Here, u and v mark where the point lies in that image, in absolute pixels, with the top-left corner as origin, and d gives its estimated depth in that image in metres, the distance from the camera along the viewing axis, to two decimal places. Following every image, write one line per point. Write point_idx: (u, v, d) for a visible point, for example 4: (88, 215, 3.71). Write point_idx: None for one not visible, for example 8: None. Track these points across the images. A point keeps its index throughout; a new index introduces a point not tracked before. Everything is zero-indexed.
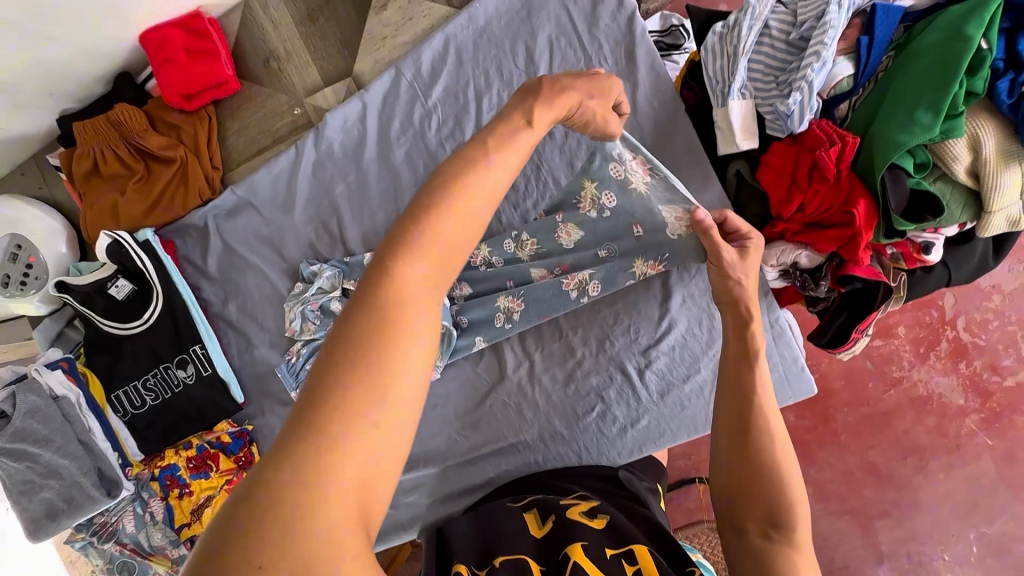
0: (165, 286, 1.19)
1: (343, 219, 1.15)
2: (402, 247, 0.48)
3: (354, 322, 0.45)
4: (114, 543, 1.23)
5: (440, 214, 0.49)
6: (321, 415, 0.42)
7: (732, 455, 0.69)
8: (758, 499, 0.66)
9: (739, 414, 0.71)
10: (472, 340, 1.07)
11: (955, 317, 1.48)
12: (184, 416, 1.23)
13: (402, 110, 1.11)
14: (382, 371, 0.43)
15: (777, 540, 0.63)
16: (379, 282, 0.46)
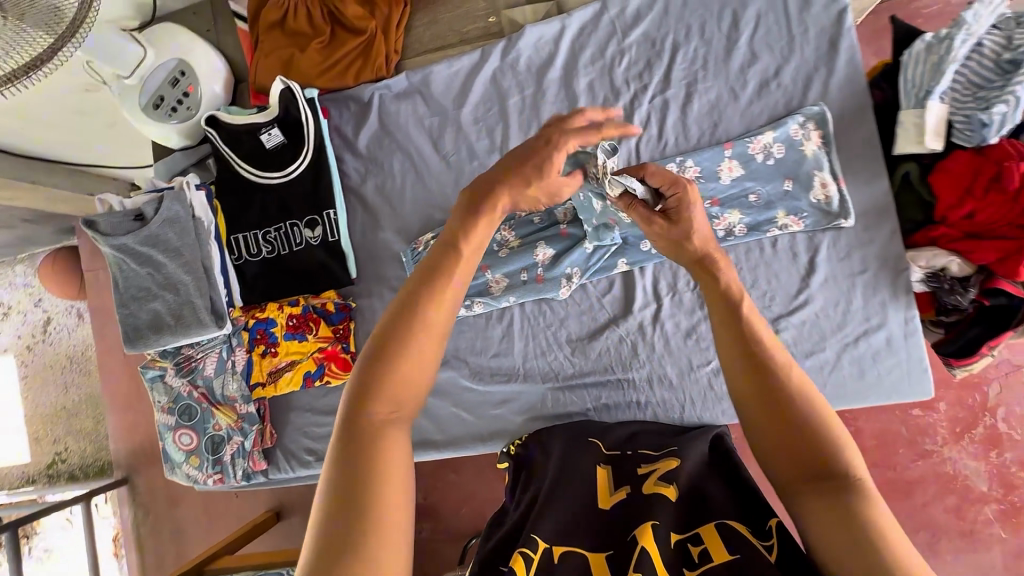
0: (318, 148, 1.22)
1: (509, 128, 1.19)
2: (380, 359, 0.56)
3: (377, 399, 0.55)
4: (188, 381, 1.22)
5: (411, 325, 0.57)
6: (348, 503, 0.51)
7: (767, 436, 0.64)
8: (808, 461, 0.61)
9: (765, 411, 0.64)
10: (615, 262, 1.13)
11: (997, 405, 1.51)
12: (294, 275, 1.23)
13: (597, 43, 1.16)
14: (384, 476, 0.53)
15: (839, 494, 0.58)
16: (365, 396, 0.55)
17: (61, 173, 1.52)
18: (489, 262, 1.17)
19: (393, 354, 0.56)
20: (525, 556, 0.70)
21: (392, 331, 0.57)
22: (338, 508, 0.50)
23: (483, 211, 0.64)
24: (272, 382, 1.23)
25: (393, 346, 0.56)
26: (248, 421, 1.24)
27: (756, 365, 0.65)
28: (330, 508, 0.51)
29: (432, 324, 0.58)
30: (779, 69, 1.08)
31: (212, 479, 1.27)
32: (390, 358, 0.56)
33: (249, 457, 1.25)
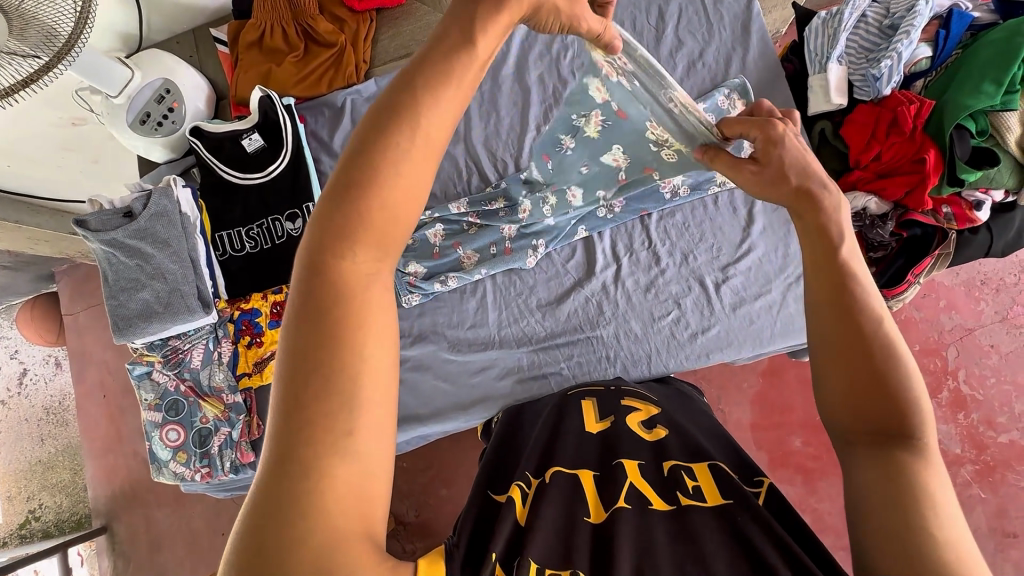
0: (296, 149, 1.32)
1: (470, 119, 1.31)
2: (346, 208, 0.43)
3: (340, 267, 0.44)
4: (175, 375, 1.26)
5: (387, 165, 0.43)
6: (308, 396, 0.42)
7: (838, 380, 0.56)
8: (875, 412, 0.54)
9: (844, 353, 0.55)
10: (574, 229, 1.23)
11: (957, 368, 1.65)
12: (279, 266, 1.30)
13: (543, 42, 1.31)
14: (357, 352, 0.43)
15: (895, 449, 0.53)
16: (330, 251, 0.43)
17: (46, 213, 1.60)
18: (460, 239, 1.26)
19: (362, 196, 0.43)
20: (523, 490, 0.74)
21: (352, 180, 0.43)
22: (295, 401, 0.43)
23: (492, 12, 0.46)
24: (258, 371, 1.28)
25: (357, 201, 0.43)
26: (235, 411, 1.27)
27: (841, 305, 0.55)
28: (287, 402, 0.43)
29: (406, 174, 0.44)
30: (702, 50, 1.24)
31: (200, 474, 1.27)
32: (355, 218, 0.44)
33: (237, 448, 1.26)
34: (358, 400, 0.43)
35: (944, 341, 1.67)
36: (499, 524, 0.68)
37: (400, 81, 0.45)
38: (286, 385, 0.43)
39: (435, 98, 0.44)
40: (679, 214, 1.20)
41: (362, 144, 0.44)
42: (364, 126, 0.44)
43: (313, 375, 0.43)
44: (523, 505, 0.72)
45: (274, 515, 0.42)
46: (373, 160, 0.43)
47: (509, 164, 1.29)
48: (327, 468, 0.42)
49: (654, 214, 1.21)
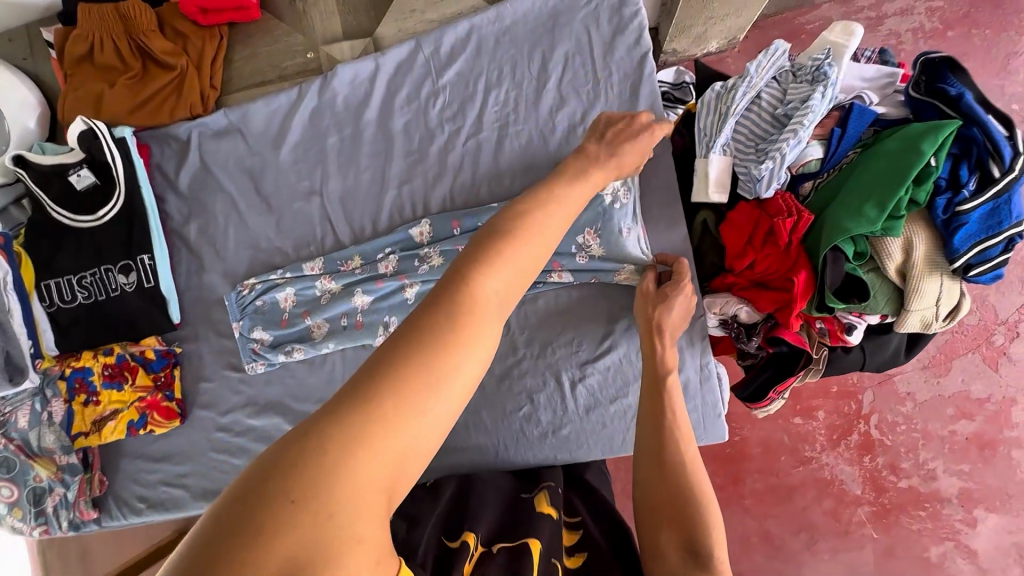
0: (129, 193, 1.18)
1: (327, 169, 1.17)
2: (493, 250, 0.58)
3: (484, 274, 0.55)
4: (1, 434, 1.18)
5: (524, 231, 0.61)
6: (407, 368, 0.49)
7: (654, 494, 0.79)
8: (677, 522, 0.76)
9: (664, 466, 0.80)
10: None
11: (871, 413, 1.51)
12: (110, 323, 1.19)
13: (412, 82, 1.14)
14: (450, 347, 0.51)
15: (693, 560, 0.72)
16: (477, 263, 0.56)
17: None
18: (309, 308, 1.15)
19: (504, 242, 0.59)
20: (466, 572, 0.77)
21: (502, 229, 0.60)
22: (391, 366, 0.49)
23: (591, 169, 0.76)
24: (95, 431, 1.21)
25: (504, 241, 0.59)
26: (70, 472, 1.22)
27: (659, 421, 0.83)
28: (394, 359, 0.49)
29: (536, 241, 0.61)
30: (585, 113, 1.08)
31: (37, 530, 1.23)
32: (491, 251, 0.58)
33: (74, 507, 1.22)
34: (433, 399, 0.49)
35: (862, 384, 1.51)
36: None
37: (544, 189, 0.69)
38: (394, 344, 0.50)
39: (548, 207, 0.65)
40: (541, 301, 1.10)
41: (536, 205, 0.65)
42: (519, 205, 0.64)
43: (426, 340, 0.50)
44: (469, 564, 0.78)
45: (316, 445, 0.45)
46: (518, 226, 0.61)
47: (367, 225, 1.16)
48: (390, 420, 0.47)
49: (515, 300, 1.10)
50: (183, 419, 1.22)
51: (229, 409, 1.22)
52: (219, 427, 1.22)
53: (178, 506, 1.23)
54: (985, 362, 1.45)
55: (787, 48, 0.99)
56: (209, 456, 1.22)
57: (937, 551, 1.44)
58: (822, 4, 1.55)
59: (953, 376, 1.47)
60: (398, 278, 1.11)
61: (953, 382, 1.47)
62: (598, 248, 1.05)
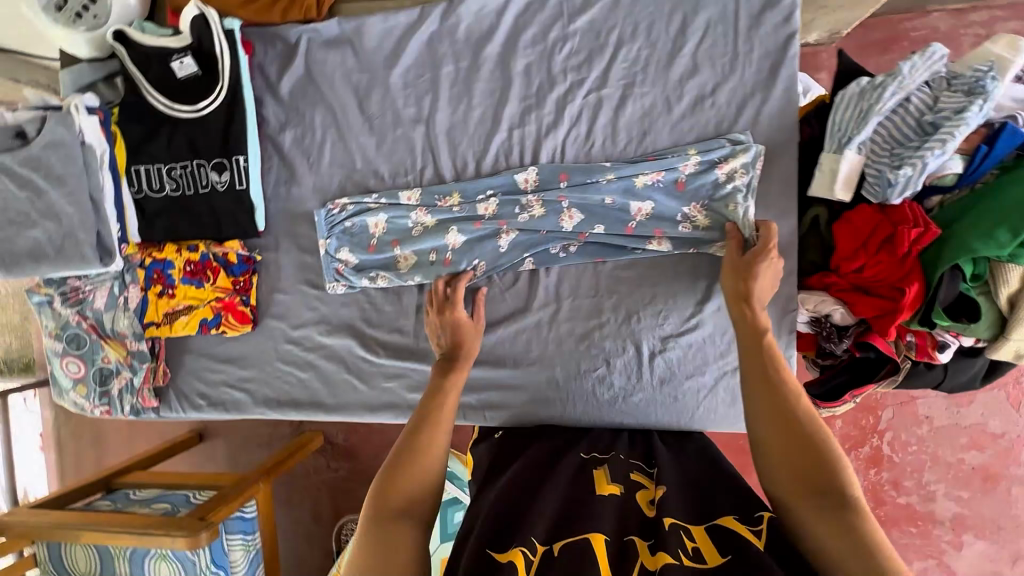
0: (233, 89, 1.14)
1: (438, 100, 1.13)
2: (397, 466, 0.85)
3: (410, 449, 0.86)
4: (76, 311, 1.19)
5: (420, 439, 0.87)
6: None
7: (776, 449, 0.77)
8: (811, 475, 0.74)
9: (781, 424, 0.79)
10: (521, 259, 1.11)
11: (885, 429, 1.54)
12: (196, 220, 1.17)
13: (541, 24, 1.10)
14: None
15: (838, 507, 0.70)
16: (386, 487, 0.82)
17: None
18: (400, 238, 1.14)
19: (407, 453, 0.86)
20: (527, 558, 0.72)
21: (405, 445, 0.87)
22: None
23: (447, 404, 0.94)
24: (167, 323, 1.22)
25: (405, 453, 0.86)
26: (138, 358, 1.23)
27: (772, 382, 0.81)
28: (373, 545, 0.77)
29: (433, 439, 0.88)
30: (716, 86, 1.05)
31: (99, 410, 1.26)
32: (397, 476, 0.83)
33: (138, 393, 1.25)
34: (405, 528, 0.79)
35: (884, 402, 1.53)
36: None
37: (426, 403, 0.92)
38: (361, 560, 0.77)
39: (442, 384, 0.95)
40: (635, 269, 1.10)
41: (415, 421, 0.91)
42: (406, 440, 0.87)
43: (383, 519, 0.79)
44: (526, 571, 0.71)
45: None
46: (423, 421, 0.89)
47: (469, 165, 1.14)
48: None
49: (609, 263, 1.11)
50: (254, 326, 1.23)
51: (301, 323, 1.23)
52: (289, 339, 1.23)
53: (239, 408, 1.26)
54: (1008, 400, 1.46)
55: (946, 53, 0.95)
56: (276, 365, 1.24)
57: (918, 566, 1.56)
58: (932, 11, 1.49)
59: (973, 407, 1.49)
60: (497, 222, 1.10)
61: (971, 414, 1.49)
62: (703, 220, 1.04)
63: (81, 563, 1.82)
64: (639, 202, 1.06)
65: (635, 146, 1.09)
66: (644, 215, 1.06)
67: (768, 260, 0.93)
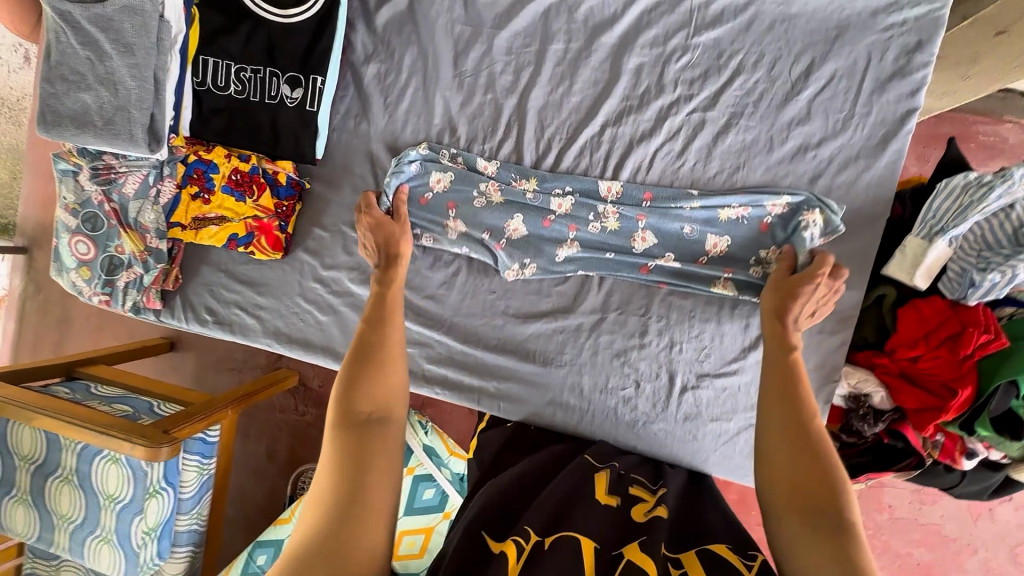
0: (330, 3, 1.06)
1: (538, 75, 1.08)
2: (360, 361, 0.80)
3: (374, 368, 0.79)
4: (102, 191, 1.11)
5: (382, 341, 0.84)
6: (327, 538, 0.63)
7: (783, 455, 0.72)
8: (816, 480, 0.68)
9: (786, 428, 0.74)
10: (574, 272, 1.08)
11: None
12: (254, 130, 1.10)
13: (666, 27, 1.05)
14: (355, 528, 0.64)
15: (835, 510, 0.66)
16: (351, 388, 0.77)
17: None
18: (458, 203, 1.09)
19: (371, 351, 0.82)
20: (520, 546, 0.66)
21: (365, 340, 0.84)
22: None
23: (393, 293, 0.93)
24: (195, 228, 1.16)
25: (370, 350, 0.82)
26: (155, 257, 1.15)
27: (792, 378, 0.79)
28: (341, 457, 0.71)
29: (393, 337, 0.85)
30: (822, 140, 1.03)
31: (97, 298, 1.18)
32: (363, 372, 0.79)
33: (143, 292, 1.18)
34: (379, 427, 0.74)
35: None
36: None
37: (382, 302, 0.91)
38: (327, 476, 0.69)
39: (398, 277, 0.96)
40: (691, 299, 1.07)
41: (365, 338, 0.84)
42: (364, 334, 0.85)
43: (351, 432, 0.73)
44: (517, 560, 0.65)
45: None
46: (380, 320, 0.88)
47: (552, 151, 1.09)
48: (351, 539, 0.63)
49: (666, 289, 1.08)
50: (284, 255, 1.17)
51: (333, 265, 1.17)
52: (316, 278, 1.17)
53: (245, 334, 1.20)
54: (968, 511, 1.50)
55: None
56: (296, 301, 1.18)
57: None
58: (1007, 121, 1.47)
59: (935, 507, 1.52)
60: (567, 225, 1.07)
61: (932, 514, 1.53)
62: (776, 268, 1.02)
63: (25, 446, 1.74)
64: (716, 236, 1.05)
65: (726, 178, 1.05)
66: (717, 251, 1.05)
67: (813, 285, 0.90)
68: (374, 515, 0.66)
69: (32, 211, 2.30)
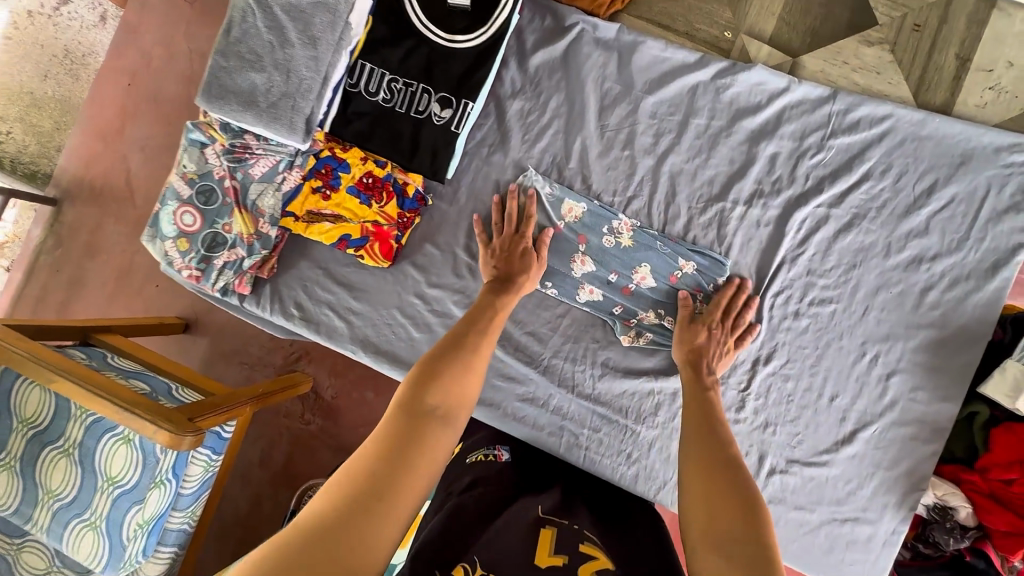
0: (496, 37, 1.10)
1: (678, 142, 1.13)
2: (441, 364, 0.78)
3: (453, 372, 0.77)
4: (228, 167, 1.10)
5: (467, 360, 0.82)
6: (347, 506, 0.55)
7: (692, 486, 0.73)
8: (711, 510, 0.67)
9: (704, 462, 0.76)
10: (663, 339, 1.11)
11: None
12: (394, 139, 1.12)
13: (804, 123, 1.11)
14: (382, 507, 0.56)
15: (731, 527, 0.64)
16: (429, 379, 0.74)
17: None
18: (589, 238, 1.12)
19: (456, 359, 0.80)
20: None
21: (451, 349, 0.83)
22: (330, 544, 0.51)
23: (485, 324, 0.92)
24: (306, 222, 1.13)
25: (457, 359, 0.80)
26: (261, 243, 1.12)
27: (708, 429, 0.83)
28: (393, 434, 0.65)
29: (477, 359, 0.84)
30: (937, 255, 1.08)
31: (187, 272, 1.14)
32: (446, 374, 0.76)
33: (238, 275, 1.14)
34: (443, 426, 0.68)
35: None
36: None
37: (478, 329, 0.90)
38: (374, 444, 0.63)
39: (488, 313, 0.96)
40: (790, 382, 1.09)
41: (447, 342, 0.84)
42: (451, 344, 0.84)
43: (415, 416, 0.67)
44: None
45: None
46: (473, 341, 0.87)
47: (678, 216, 1.13)
48: (373, 513, 0.55)
49: (767, 368, 1.09)
50: (390, 265, 1.16)
51: (438, 284, 1.16)
52: (418, 294, 1.16)
53: (331, 336, 1.16)
54: None
55: None
56: (391, 313, 1.16)
57: None
58: None
59: None
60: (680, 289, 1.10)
61: None
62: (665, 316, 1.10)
63: (30, 407, 1.62)
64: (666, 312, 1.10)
65: (839, 273, 1.10)
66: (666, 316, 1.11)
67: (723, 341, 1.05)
68: (401, 498, 0.58)
69: (70, 165, 2.00)
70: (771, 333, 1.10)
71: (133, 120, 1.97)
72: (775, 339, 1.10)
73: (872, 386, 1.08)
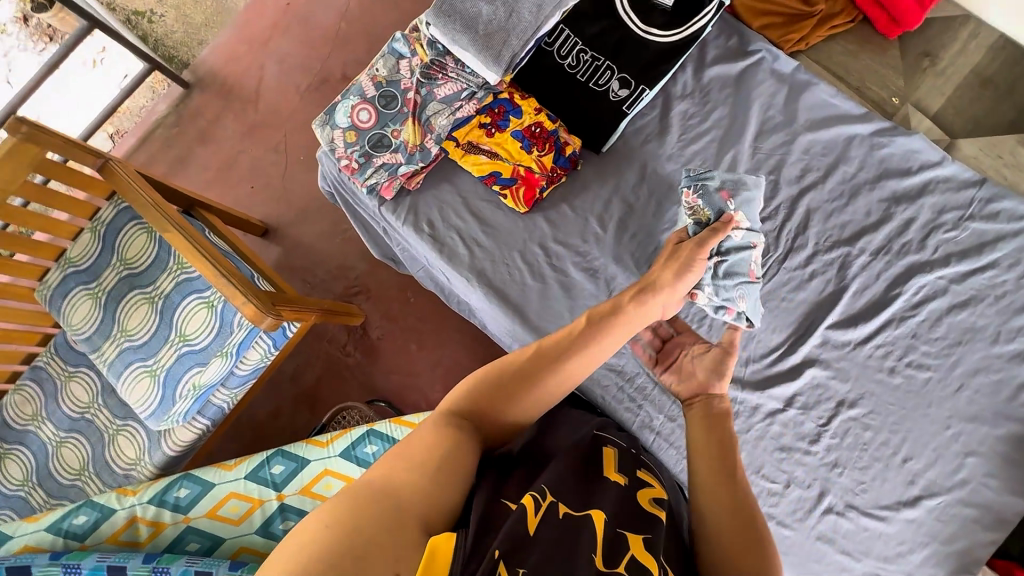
0: (686, 40, 1.19)
1: (822, 182, 1.20)
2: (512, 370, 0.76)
3: (520, 380, 0.75)
4: (418, 81, 1.20)
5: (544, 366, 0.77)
6: (402, 488, 0.62)
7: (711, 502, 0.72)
8: (731, 538, 0.68)
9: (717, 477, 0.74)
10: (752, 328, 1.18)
11: None
12: (568, 102, 1.21)
13: (945, 199, 1.17)
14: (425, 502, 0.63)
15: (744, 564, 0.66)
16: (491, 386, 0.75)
17: None
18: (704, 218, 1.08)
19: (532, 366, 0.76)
20: (536, 500, 0.69)
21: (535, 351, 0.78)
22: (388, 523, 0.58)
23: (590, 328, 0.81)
24: (465, 150, 1.23)
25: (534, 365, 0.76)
26: (420, 156, 1.22)
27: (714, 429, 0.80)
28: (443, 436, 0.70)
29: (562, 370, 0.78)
30: None
31: (346, 161, 1.23)
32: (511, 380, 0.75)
33: (389, 178, 1.23)
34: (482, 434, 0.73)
35: None
36: (504, 521, 0.66)
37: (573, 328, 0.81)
38: (427, 441, 0.69)
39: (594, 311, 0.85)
40: (868, 432, 1.12)
41: (525, 359, 0.76)
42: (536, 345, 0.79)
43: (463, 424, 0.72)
44: (534, 513, 0.67)
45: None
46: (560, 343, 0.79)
47: (804, 248, 1.18)
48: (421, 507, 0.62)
49: (850, 412, 1.13)
50: (525, 211, 1.24)
51: (563, 242, 1.23)
52: (542, 245, 1.23)
53: (450, 260, 1.23)
54: None
55: None
56: (512, 255, 1.23)
57: None
58: None
59: None
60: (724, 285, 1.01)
61: None
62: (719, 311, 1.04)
63: (133, 249, 1.62)
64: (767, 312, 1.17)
65: (944, 345, 1.13)
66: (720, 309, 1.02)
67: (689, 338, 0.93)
68: (443, 497, 0.65)
69: (212, 59, 2.11)
70: (863, 381, 1.14)
71: (281, 35, 2.08)
72: (865, 387, 1.13)
73: (948, 458, 1.10)
